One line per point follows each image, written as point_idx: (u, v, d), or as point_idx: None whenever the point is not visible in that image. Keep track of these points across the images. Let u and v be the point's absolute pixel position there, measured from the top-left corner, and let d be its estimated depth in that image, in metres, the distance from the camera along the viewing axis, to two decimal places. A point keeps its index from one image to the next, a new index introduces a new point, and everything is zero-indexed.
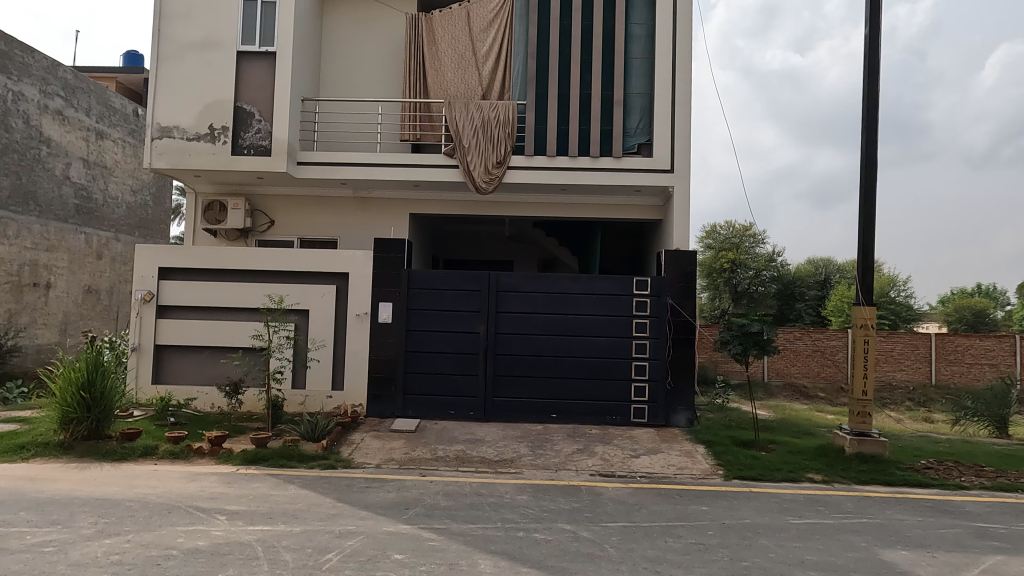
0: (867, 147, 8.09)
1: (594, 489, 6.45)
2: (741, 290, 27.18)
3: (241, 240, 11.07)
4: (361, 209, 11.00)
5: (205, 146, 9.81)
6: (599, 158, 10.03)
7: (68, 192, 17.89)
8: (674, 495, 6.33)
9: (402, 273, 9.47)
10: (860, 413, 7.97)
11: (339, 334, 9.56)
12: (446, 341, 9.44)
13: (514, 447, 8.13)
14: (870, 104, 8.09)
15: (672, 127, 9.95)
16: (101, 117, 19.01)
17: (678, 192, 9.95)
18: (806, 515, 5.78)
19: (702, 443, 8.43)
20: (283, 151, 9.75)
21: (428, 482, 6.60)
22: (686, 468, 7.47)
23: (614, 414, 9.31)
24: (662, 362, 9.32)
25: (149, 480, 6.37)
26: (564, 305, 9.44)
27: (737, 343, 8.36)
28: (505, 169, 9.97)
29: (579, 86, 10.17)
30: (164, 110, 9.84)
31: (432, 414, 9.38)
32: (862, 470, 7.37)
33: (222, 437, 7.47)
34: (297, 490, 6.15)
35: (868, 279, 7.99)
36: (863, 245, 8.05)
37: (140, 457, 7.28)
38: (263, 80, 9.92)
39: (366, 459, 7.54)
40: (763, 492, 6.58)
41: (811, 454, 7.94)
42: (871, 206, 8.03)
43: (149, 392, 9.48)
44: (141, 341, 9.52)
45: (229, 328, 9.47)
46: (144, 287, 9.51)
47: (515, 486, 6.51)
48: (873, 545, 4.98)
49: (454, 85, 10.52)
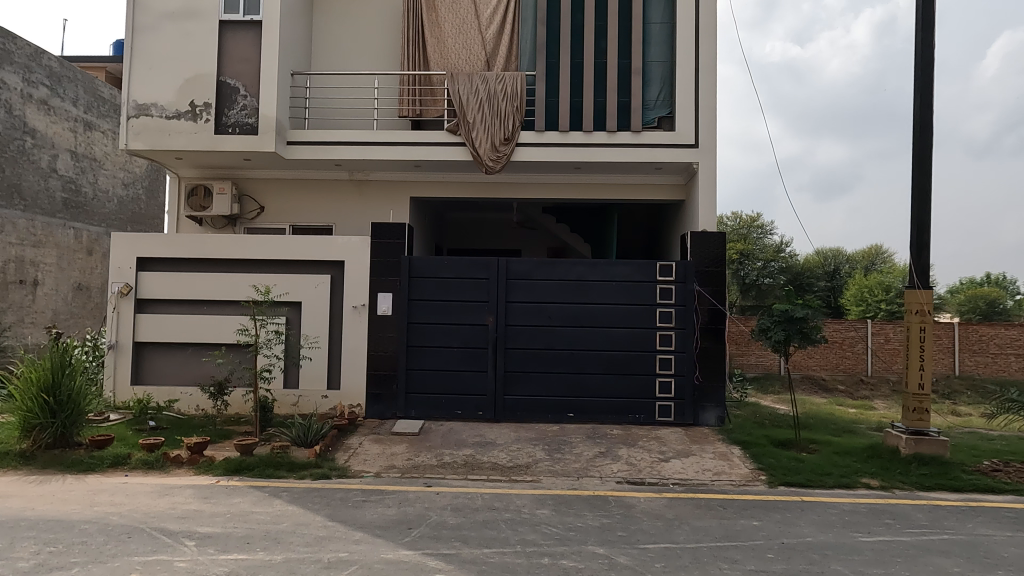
0: (919, 111, 7.24)
1: (624, 500, 5.62)
2: (750, 282, 25.80)
3: (228, 227, 10.28)
4: (357, 193, 10.16)
5: (186, 125, 8.98)
6: (616, 132, 9.16)
7: (55, 185, 17.10)
8: (716, 506, 5.50)
9: (403, 261, 8.65)
10: (916, 409, 7.12)
11: (334, 328, 8.75)
12: (452, 335, 8.61)
13: (528, 452, 7.29)
14: (923, 63, 7.21)
15: (697, 97, 9.09)
16: (88, 107, 18.15)
17: (703, 168, 9.08)
18: (875, 532, 4.93)
19: (737, 445, 7.59)
20: (271, 128, 8.91)
21: (434, 494, 5.77)
22: (724, 473, 6.65)
23: (637, 412, 8.47)
24: (690, 356, 8.48)
25: (114, 496, 5.55)
26: (580, 294, 8.61)
27: (780, 330, 7.45)
28: (514, 146, 9.15)
29: (594, 55, 9.34)
30: (141, 86, 9.01)
31: (438, 415, 8.56)
32: (923, 474, 6.52)
33: (202, 443, 6.62)
34: (283, 506, 5.34)
35: (922, 260, 7.13)
36: (917, 222, 7.19)
37: (110, 468, 6.48)
38: (249, 52, 9.08)
39: (365, 466, 6.73)
40: (818, 501, 5.74)
41: (861, 456, 7.10)
42: (926, 178, 7.16)
43: (127, 394, 8.67)
44: (118, 339, 8.71)
45: (213, 323, 8.65)
46: (121, 279, 8.71)
47: (533, 498, 5.69)
48: (969, 571, 4.14)
49: (456, 54, 9.65)
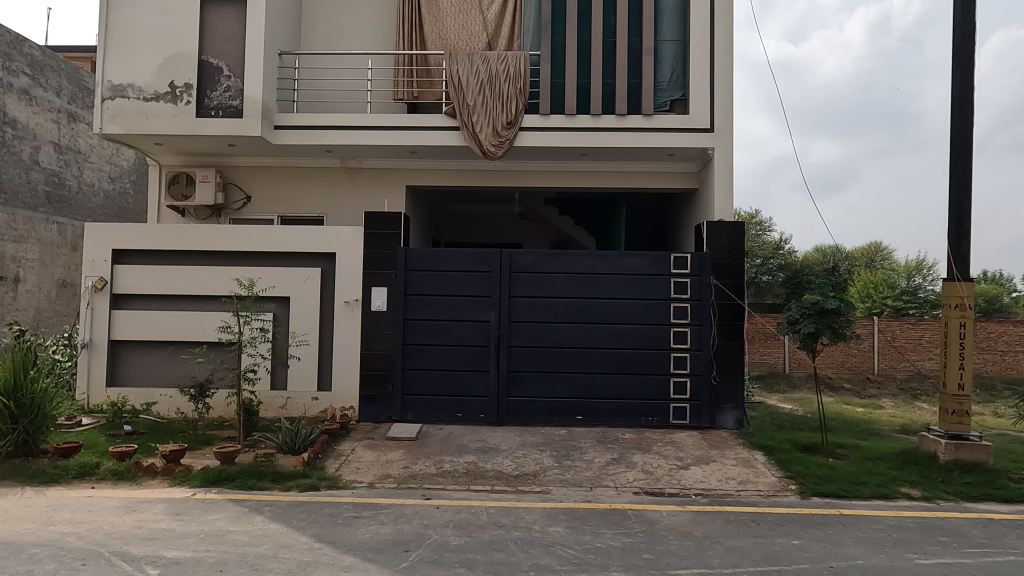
0: (958, 89, 6.67)
1: (645, 515, 5.06)
2: (750, 279, 25.30)
3: (212, 218, 9.67)
4: (350, 182, 9.57)
5: (165, 107, 8.37)
6: (626, 116, 8.59)
7: (37, 178, 16.39)
8: (748, 522, 4.94)
9: (399, 253, 8.06)
10: (955, 412, 6.58)
11: (325, 325, 8.16)
12: (452, 332, 8.03)
13: (535, 458, 6.72)
14: (963, 37, 6.64)
15: (712, 77, 8.52)
16: (72, 98, 17.49)
17: (719, 154, 8.50)
18: (932, 552, 4.38)
19: (759, 450, 7.04)
20: (257, 111, 8.31)
21: (433, 508, 5.19)
22: (749, 482, 6.09)
23: (650, 415, 7.91)
24: (707, 354, 7.92)
25: (75, 512, 4.95)
26: (589, 288, 8.04)
27: (810, 323, 6.91)
28: (517, 130, 8.56)
29: (602, 33, 8.77)
30: (117, 66, 8.40)
31: (437, 417, 7.98)
32: (967, 483, 5.96)
33: (178, 452, 6.02)
34: (265, 524, 4.76)
35: (962, 250, 6.59)
36: (956, 209, 6.64)
37: (75, 480, 5.86)
38: (233, 29, 8.47)
39: (357, 476, 6.13)
40: (859, 515, 5.19)
41: (896, 463, 6.55)
42: (965, 161, 6.61)
43: (101, 396, 8.06)
44: (92, 337, 8.08)
45: (195, 319, 8.06)
46: (96, 273, 8.09)
47: (544, 512, 5.12)
48: None
49: (455, 33, 9.06)
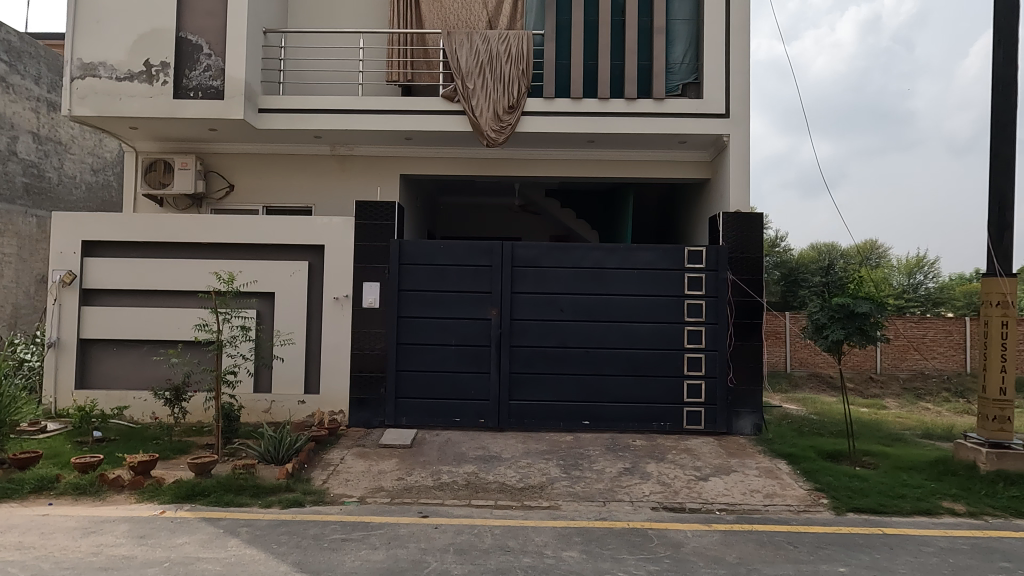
0: (1001, 68, 6.15)
1: (668, 537, 4.52)
2: None
3: (192, 208, 9.07)
4: (340, 171, 8.99)
5: (140, 88, 7.75)
6: (635, 100, 8.04)
7: (14, 169, 15.60)
8: (784, 544, 4.41)
9: (392, 245, 7.49)
10: (996, 419, 6.10)
11: (313, 323, 7.59)
12: (449, 331, 7.46)
13: (541, 468, 6.17)
14: (1008, 10, 6.12)
15: (727, 58, 7.98)
16: (51, 86, 16.75)
17: (734, 141, 7.97)
18: None
19: (782, 459, 6.51)
20: (239, 92, 7.70)
21: (432, 528, 4.64)
22: (776, 495, 5.57)
23: (662, 420, 7.38)
24: (722, 355, 7.39)
25: (25, 536, 4.35)
26: (596, 284, 7.49)
27: (839, 328, 6.42)
28: (519, 114, 7.99)
29: (610, 12, 8.23)
30: (86, 43, 7.77)
31: (433, 422, 7.42)
32: (1015, 497, 5.45)
33: (148, 463, 5.45)
34: (240, 549, 4.18)
35: (1004, 243, 6.08)
36: (996, 199, 6.14)
37: (31, 496, 5.27)
38: (213, 4, 7.86)
39: (346, 489, 5.56)
40: (906, 535, 4.66)
41: (932, 474, 6.04)
42: (1008, 146, 6.11)
43: (69, 400, 7.44)
44: (60, 336, 7.45)
45: (172, 316, 7.46)
46: (63, 266, 7.46)
47: (554, 533, 4.58)
48: None
49: (453, 11, 8.50)
